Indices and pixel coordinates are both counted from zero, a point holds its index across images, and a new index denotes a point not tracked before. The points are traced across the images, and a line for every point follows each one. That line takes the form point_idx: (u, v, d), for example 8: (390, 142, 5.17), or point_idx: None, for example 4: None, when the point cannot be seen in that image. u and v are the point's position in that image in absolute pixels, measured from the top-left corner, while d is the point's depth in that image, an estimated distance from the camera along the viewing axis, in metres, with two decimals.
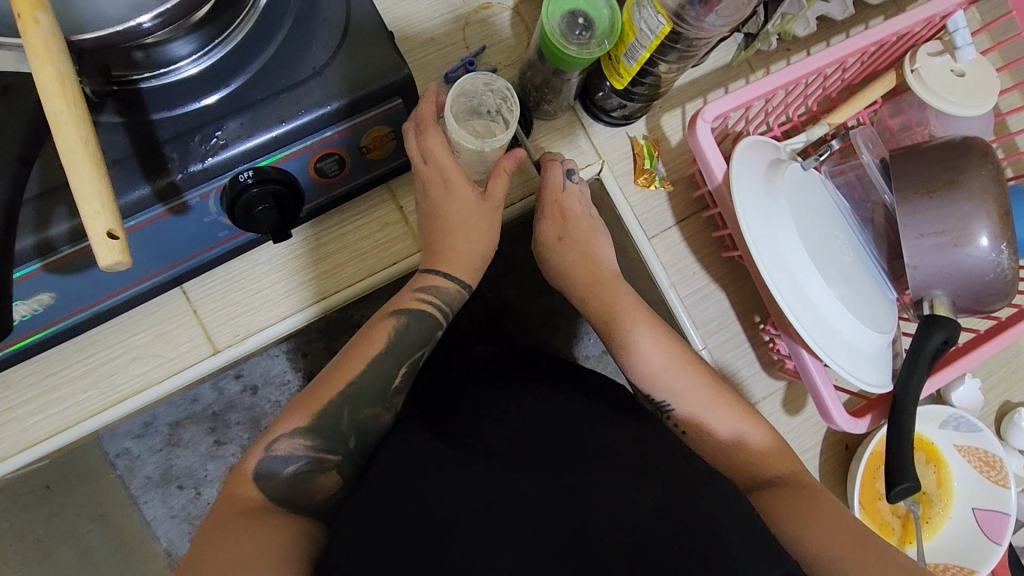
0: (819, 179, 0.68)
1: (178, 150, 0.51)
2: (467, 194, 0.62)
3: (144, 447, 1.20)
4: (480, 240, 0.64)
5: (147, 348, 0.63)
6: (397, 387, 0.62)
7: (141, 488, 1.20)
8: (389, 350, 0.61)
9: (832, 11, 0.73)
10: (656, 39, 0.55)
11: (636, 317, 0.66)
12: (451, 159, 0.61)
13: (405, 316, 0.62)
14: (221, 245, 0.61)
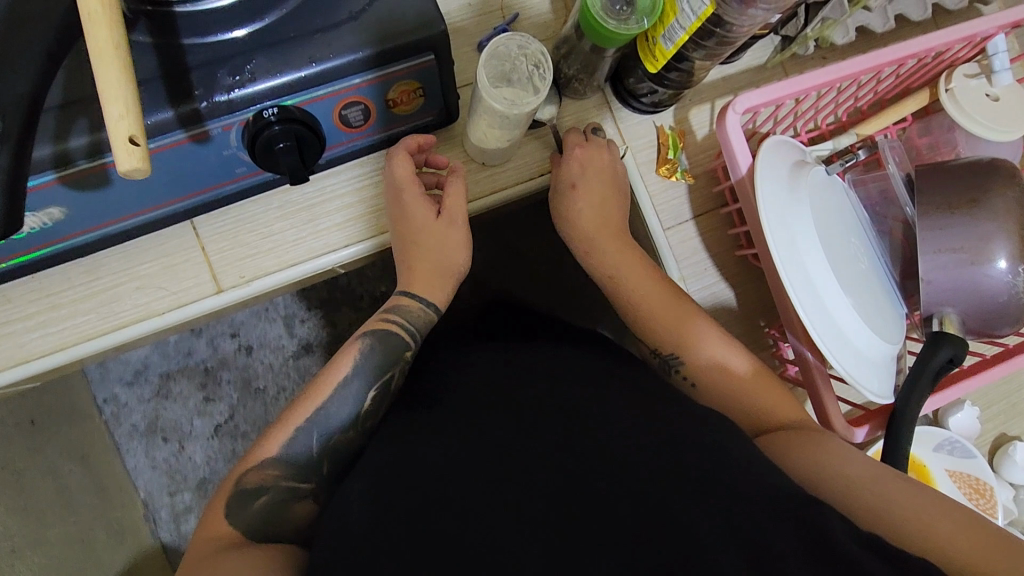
0: (841, 186, 0.67)
1: (205, 78, 0.51)
2: (423, 214, 0.65)
3: (134, 396, 1.20)
4: (450, 258, 0.68)
5: (151, 279, 0.63)
6: (367, 412, 0.64)
7: (125, 436, 1.19)
8: (359, 371, 0.63)
9: (873, 23, 0.73)
10: (697, 21, 0.55)
11: (648, 291, 0.67)
12: (408, 181, 0.64)
13: (370, 338, 0.65)
14: (237, 182, 0.60)
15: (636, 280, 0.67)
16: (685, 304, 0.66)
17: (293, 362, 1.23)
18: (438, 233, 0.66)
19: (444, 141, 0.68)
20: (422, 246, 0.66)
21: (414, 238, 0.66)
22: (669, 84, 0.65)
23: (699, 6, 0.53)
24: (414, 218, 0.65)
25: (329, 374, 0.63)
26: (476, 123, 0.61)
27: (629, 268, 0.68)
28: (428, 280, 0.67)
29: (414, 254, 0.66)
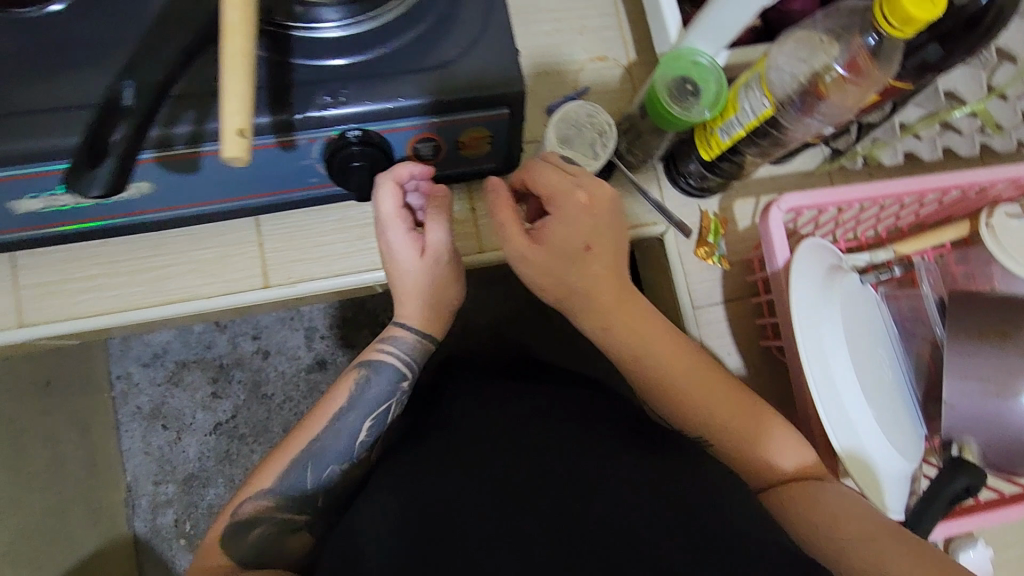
0: (875, 298, 0.68)
1: (303, 95, 0.56)
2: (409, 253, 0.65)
3: (146, 378, 1.23)
4: (534, 266, 0.60)
5: (207, 264, 0.67)
6: (360, 443, 0.65)
7: (128, 416, 1.21)
8: (356, 406, 0.65)
9: (922, 150, 0.75)
10: (755, 119, 0.59)
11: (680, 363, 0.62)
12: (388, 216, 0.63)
13: (365, 368, 0.67)
14: (308, 190, 0.65)
15: (667, 358, 0.62)
16: (706, 376, 0.62)
17: (304, 374, 1.25)
18: (520, 236, 0.60)
19: None
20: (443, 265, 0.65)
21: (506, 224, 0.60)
22: (720, 173, 0.69)
23: (760, 107, 0.57)
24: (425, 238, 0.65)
25: (325, 403, 0.66)
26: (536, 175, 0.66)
27: (649, 343, 0.62)
28: (427, 322, 0.68)
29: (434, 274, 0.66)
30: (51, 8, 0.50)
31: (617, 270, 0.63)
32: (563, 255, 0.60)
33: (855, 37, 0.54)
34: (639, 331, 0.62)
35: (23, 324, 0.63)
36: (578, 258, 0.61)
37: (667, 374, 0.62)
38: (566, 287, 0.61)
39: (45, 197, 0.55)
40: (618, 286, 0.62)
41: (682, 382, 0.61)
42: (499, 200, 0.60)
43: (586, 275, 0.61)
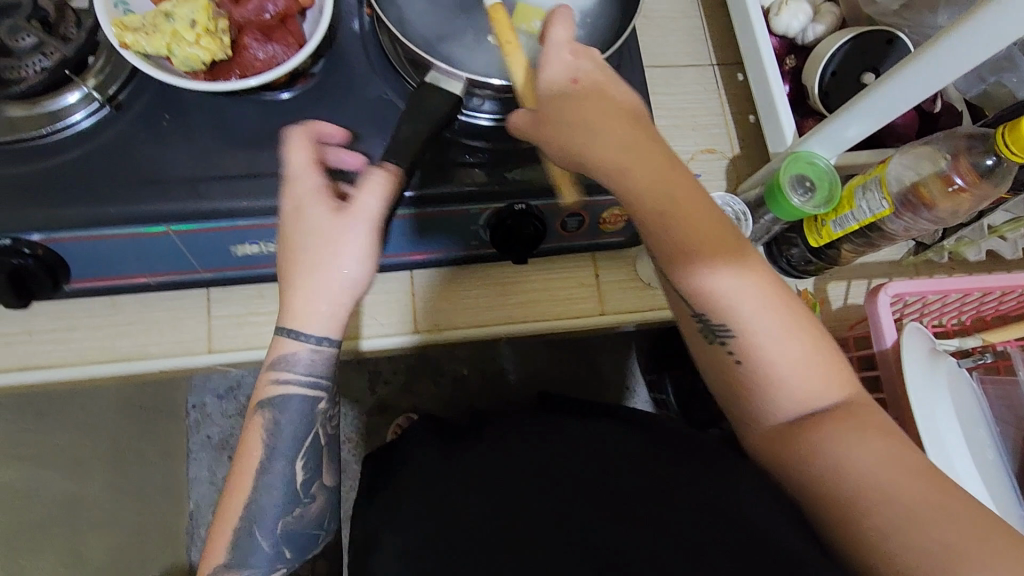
0: (973, 383, 0.74)
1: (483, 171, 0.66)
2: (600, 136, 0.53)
3: (218, 409, 1.42)
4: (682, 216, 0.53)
5: (368, 308, 0.76)
6: (299, 486, 0.60)
7: (198, 445, 1.40)
8: (278, 453, 0.59)
9: (1003, 249, 0.83)
10: (870, 217, 0.67)
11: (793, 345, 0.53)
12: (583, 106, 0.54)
13: (270, 411, 0.59)
14: (465, 251, 0.74)
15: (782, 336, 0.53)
16: (814, 365, 0.53)
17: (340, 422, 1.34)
18: (677, 179, 0.53)
19: (621, 259, 0.81)
20: (615, 131, 0.54)
21: (636, 175, 0.53)
22: (822, 258, 0.76)
23: (877, 207, 0.65)
24: (571, 99, 0.54)
25: (247, 444, 0.58)
26: None
27: (767, 330, 0.53)
28: (335, 322, 0.58)
29: (566, 142, 0.54)
30: (281, 95, 0.64)
31: (751, 259, 0.54)
32: (714, 233, 0.53)
33: (973, 157, 0.62)
34: (771, 307, 0.53)
35: (212, 350, 0.71)
36: (722, 237, 0.53)
37: (770, 364, 0.53)
38: (695, 256, 0.53)
39: (263, 243, 0.65)
40: (743, 277, 0.53)
41: (782, 373, 0.53)
42: (648, 138, 0.55)
43: (721, 249, 0.53)
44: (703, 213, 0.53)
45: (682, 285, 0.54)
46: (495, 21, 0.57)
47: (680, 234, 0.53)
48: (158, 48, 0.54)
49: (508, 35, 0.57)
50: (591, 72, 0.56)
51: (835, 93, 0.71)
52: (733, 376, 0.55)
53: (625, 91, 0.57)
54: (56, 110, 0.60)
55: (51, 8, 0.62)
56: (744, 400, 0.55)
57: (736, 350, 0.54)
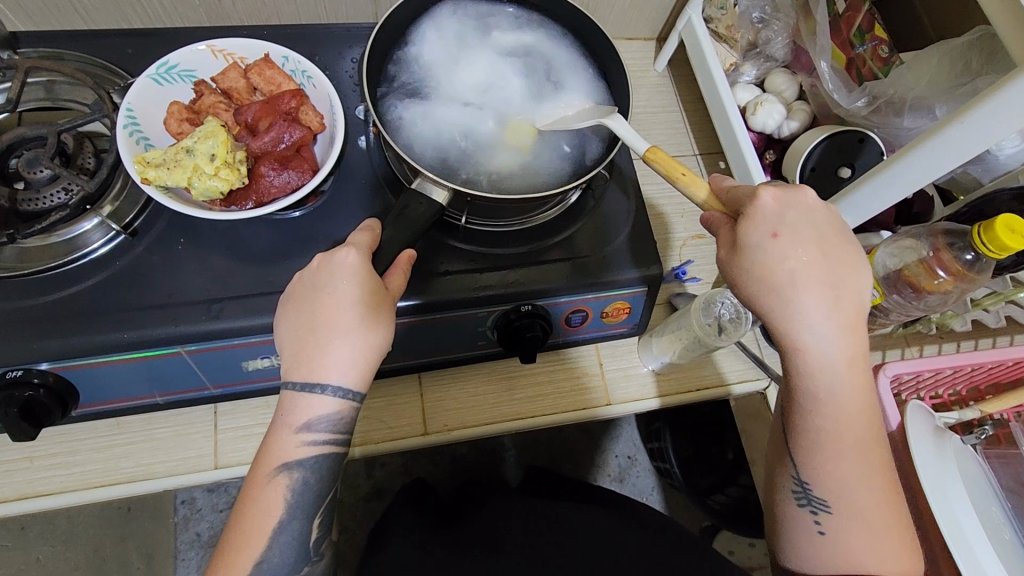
0: (980, 460, 0.75)
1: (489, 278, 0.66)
2: (779, 262, 0.49)
3: (208, 503, 1.23)
4: (837, 413, 0.51)
5: (375, 411, 0.75)
6: (314, 541, 0.53)
7: (186, 544, 1.20)
8: (296, 512, 0.51)
9: (988, 319, 0.86)
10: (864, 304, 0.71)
11: (878, 501, 0.54)
12: (796, 246, 0.49)
13: (297, 471, 0.51)
14: (472, 351, 0.74)
15: (874, 491, 0.54)
16: (893, 561, 0.54)
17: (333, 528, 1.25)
18: (860, 378, 0.51)
19: (623, 347, 0.81)
20: (822, 306, 0.49)
21: (825, 360, 0.50)
22: None
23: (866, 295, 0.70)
24: (770, 253, 0.49)
25: (259, 509, 0.50)
26: (671, 337, 0.75)
27: (863, 524, 0.54)
28: (360, 375, 0.52)
29: (745, 292, 0.51)
30: (290, 214, 0.65)
31: (877, 463, 0.53)
32: (855, 438, 0.52)
33: (953, 251, 0.64)
34: (876, 500, 0.54)
35: (219, 466, 0.69)
36: (858, 442, 0.52)
37: (849, 546, 0.54)
38: (827, 442, 0.52)
39: (274, 356, 0.64)
40: (858, 470, 0.53)
41: (859, 555, 0.54)
42: (858, 331, 0.51)
43: (852, 449, 0.52)
44: (857, 413, 0.52)
45: (800, 451, 0.54)
46: (656, 160, 0.56)
47: (826, 423, 0.52)
48: (179, 180, 0.58)
49: (678, 170, 0.56)
50: (803, 233, 0.50)
51: (816, 186, 0.77)
52: (808, 538, 0.56)
53: (851, 265, 0.51)
54: (72, 239, 0.61)
55: (70, 141, 0.64)
56: (797, 551, 0.57)
57: (823, 522, 0.55)
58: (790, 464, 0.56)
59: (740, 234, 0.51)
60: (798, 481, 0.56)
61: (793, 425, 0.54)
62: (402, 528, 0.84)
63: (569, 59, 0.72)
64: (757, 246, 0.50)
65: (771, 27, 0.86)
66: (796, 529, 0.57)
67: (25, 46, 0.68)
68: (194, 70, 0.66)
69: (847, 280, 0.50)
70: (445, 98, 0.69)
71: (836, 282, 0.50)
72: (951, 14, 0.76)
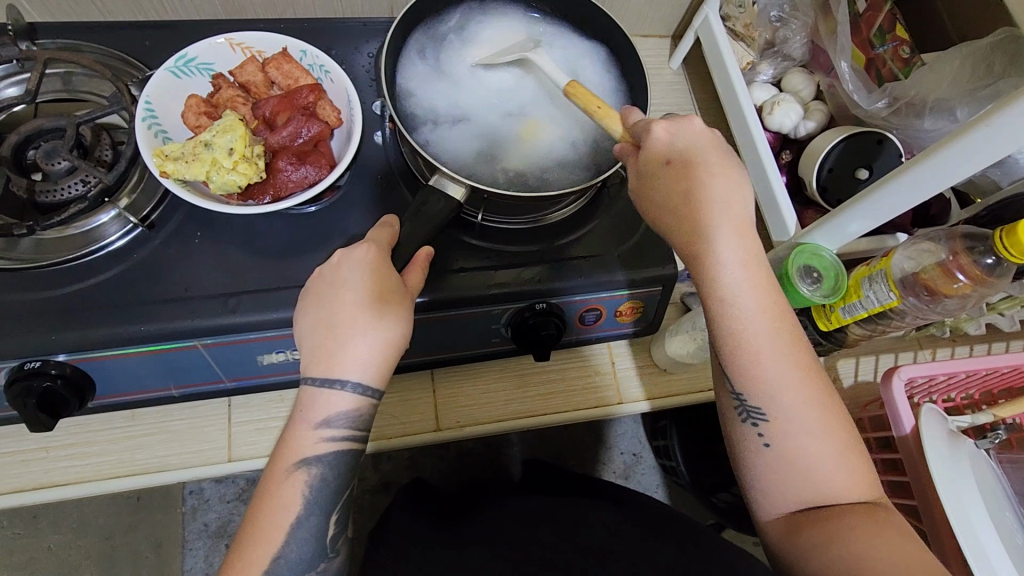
0: (993, 464, 0.75)
1: (505, 276, 0.66)
2: (672, 182, 0.54)
3: (216, 494, 1.25)
4: (747, 316, 0.53)
5: (387, 407, 0.75)
6: (331, 537, 0.53)
7: (194, 533, 1.22)
8: (313, 507, 0.51)
9: (1002, 323, 0.85)
10: (879, 306, 0.68)
11: (813, 400, 0.53)
12: (688, 163, 0.54)
13: (315, 467, 0.51)
14: (485, 348, 0.74)
15: (805, 391, 0.53)
16: (842, 468, 0.52)
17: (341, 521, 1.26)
18: (761, 282, 0.53)
19: (635, 346, 0.81)
20: (712, 215, 0.53)
21: (722, 267, 0.53)
22: (830, 340, 0.77)
23: (885, 297, 0.67)
24: (666, 179, 0.54)
25: (277, 504, 0.51)
26: (685, 336, 0.73)
27: (803, 429, 0.53)
28: (378, 372, 0.52)
29: (653, 214, 0.56)
30: (306, 209, 0.65)
31: (803, 365, 0.54)
32: (775, 341, 0.53)
33: (974, 255, 0.64)
34: (814, 405, 0.53)
35: (233, 459, 0.69)
36: (778, 342, 0.53)
37: (797, 456, 0.53)
38: (748, 347, 0.53)
39: (289, 351, 0.65)
40: (788, 374, 0.53)
41: (807, 461, 0.53)
42: (751, 237, 0.54)
43: (775, 351, 0.53)
44: (770, 318, 0.53)
45: (728, 368, 0.54)
46: (576, 93, 0.60)
47: (742, 329, 0.53)
48: (197, 174, 0.58)
49: (594, 103, 0.60)
50: (690, 155, 0.54)
51: (833, 187, 0.76)
52: (758, 458, 0.54)
53: (738, 176, 0.54)
54: (90, 231, 0.61)
55: (88, 133, 0.64)
56: (753, 476, 0.55)
57: (766, 435, 0.54)
58: (726, 382, 0.55)
59: (641, 165, 0.56)
60: (736, 399, 0.55)
61: (714, 344, 0.55)
62: (411, 522, 0.84)
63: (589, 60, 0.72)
64: (651, 169, 0.55)
65: (790, 26, 0.85)
66: (744, 448, 0.55)
67: (43, 37, 0.68)
68: (211, 63, 0.66)
69: (741, 192, 0.54)
70: (464, 95, 0.69)
71: (726, 193, 0.53)
72: (972, 16, 0.75)
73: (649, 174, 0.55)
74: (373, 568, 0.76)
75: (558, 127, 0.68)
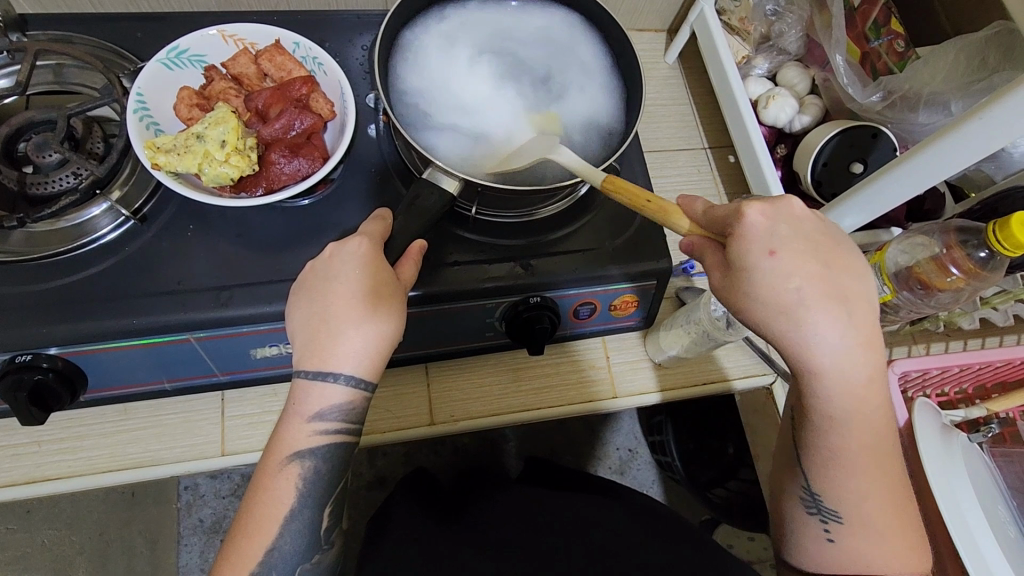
0: (986, 458, 0.75)
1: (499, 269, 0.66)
2: (780, 282, 0.48)
3: (212, 490, 1.25)
4: (850, 432, 0.51)
5: (382, 402, 0.75)
6: (324, 531, 0.53)
7: (189, 529, 1.22)
8: (307, 500, 0.51)
9: (996, 317, 0.86)
10: (874, 298, 0.71)
11: (886, 505, 0.55)
12: (796, 264, 0.48)
13: (309, 460, 0.51)
14: (479, 342, 0.74)
15: (882, 500, 0.54)
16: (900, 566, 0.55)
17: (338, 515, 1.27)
18: (873, 397, 0.51)
19: (629, 340, 0.81)
20: (837, 325, 0.48)
21: (830, 375, 0.49)
22: None
23: (878, 291, 0.70)
24: (772, 277, 0.48)
25: (270, 497, 0.51)
26: (678, 331, 0.74)
27: (871, 530, 0.55)
28: (372, 365, 0.52)
29: (744, 310, 0.50)
30: (300, 202, 0.65)
31: (889, 474, 0.54)
32: (867, 451, 0.52)
33: (967, 249, 0.64)
34: (886, 509, 0.55)
35: (227, 453, 0.69)
36: (874, 456, 0.53)
37: (858, 553, 0.55)
38: (841, 458, 0.53)
39: (282, 344, 0.64)
40: (871, 484, 0.54)
41: (867, 560, 0.55)
42: (871, 346, 0.50)
43: (865, 461, 0.53)
44: (870, 432, 0.52)
45: (811, 466, 0.55)
46: (619, 192, 0.53)
47: (838, 440, 0.52)
48: (189, 166, 0.58)
49: (644, 196, 0.52)
50: (799, 247, 0.48)
51: (827, 182, 0.76)
52: (816, 544, 0.57)
53: (860, 280, 0.50)
54: (81, 223, 0.61)
55: (79, 125, 0.64)
56: (805, 554, 0.58)
57: (832, 530, 0.56)
58: (802, 474, 0.56)
59: (734, 257, 0.49)
60: (808, 491, 0.56)
61: (805, 440, 0.54)
62: (404, 516, 0.84)
63: (566, 32, 0.73)
64: (751, 265, 0.48)
65: (785, 19, 0.85)
66: (803, 533, 0.58)
67: (34, 29, 0.67)
68: (204, 55, 0.66)
69: (857, 296, 0.50)
70: (467, 101, 0.68)
71: (847, 299, 0.49)
72: (967, 10, 0.75)
73: (746, 268, 0.48)
74: (367, 562, 0.76)
75: (563, 113, 0.68)
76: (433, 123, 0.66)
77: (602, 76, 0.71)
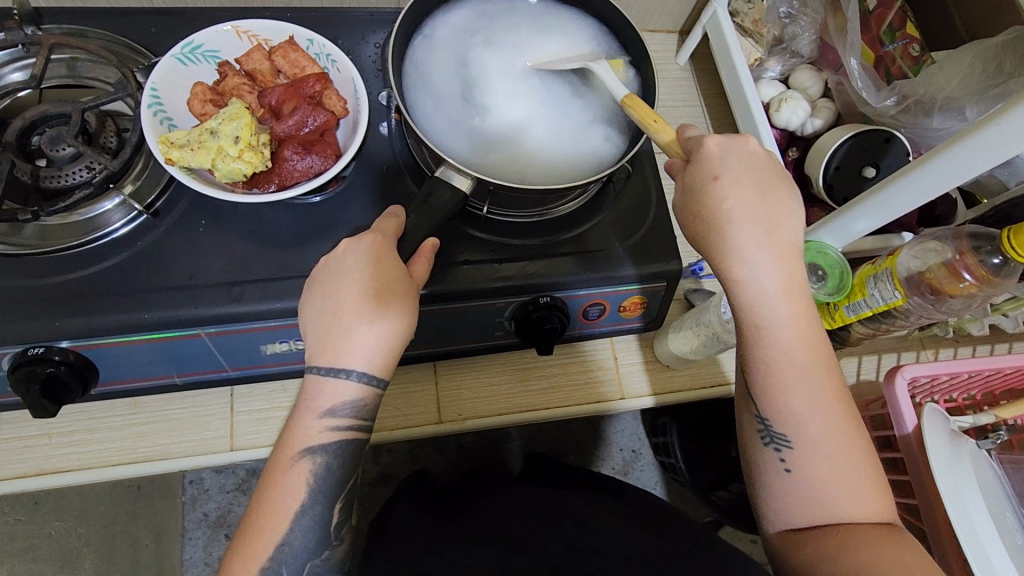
0: (994, 464, 0.75)
1: (511, 269, 0.66)
2: (716, 199, 0.52)
3: None
4: (783, 345, 0.53)
5: (389, 400, 0.75)
6: (334, 526, 0.53)
7: None
8: (318, 496, 0.51)
9: (1005, 323, 0.85)
10: (883, 305, 0.68)
11: (840, 430, 0.54)
12: (732, 182, 0.52)
13: (320, 456, 0.51)
14: (488, 341, 0.74)
15: (833, 422, 0.54)
16: (860, 492, 0.53)
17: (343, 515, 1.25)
18: (804, 314, 0.53)
19: (638, 341, 0.81)
20: (762, 239, 0.52)
21: (759, 286, 0.52)
22: (834, 337, 0.77)
23: (889, 296, 0.67)
24: (710, 196, 0.53)
25: (280, 492, 0.51)
26: (687, 332, 0.74)
27: (827, 457, 0.53)
28: (384, 362, 0.52)
29: (695, 232, 0.54)
30: (311, 199, 0.65)
31: (835, 397, 0.54)
32: (807, 369, 0.53)
33: (980, 255, 0.64)
34: (839, 434, 0.54)
35: (235, 448, 0.69)
36: (813, 375, 0.53)
37: (818, 483, 0.53)
38: (782, 376, 0.53)
39: (292, 341, 0.64)
40: (819, 405, 0.53)
41: (826, 490, 0.53)
42: (797, 262, 0.53)
43: (808, 380, 0.53)
44: (807, 350, 0.53)
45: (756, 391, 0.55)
46: (632, 106, 0.59)
47: (778, 357, 0.53)
48: (202, 162, 0.58)
49: (652, 116, 0.58)
50: (739, 172, 0.53)
51: (839, 185, 0.76)
52: (776, 479, 0.55)
53: (793, 204, 0.54)
54: (94, 217, 0.61)
55: (93, 119, 0.64)
56: (768, 494, 0.56)
57: (788, 459, 0.55)
58: (753, 403, 0.56)
59: (686, 179, 0.54)
60: (760, 421, 0.56)
61: (746, 366, 0.55)
62: (412, 512, 0.84)
63: (489, 3, 0.73)
64: (695, 184, 0.53)
65: (799, 22, 0.85)
66: (763, 470, 0.56)
67: (49, 23, 0.67)
68: (217, 51, 0.66)
69: (792, 220, 0.54)
70: (540, 112, 0.68)
71: (777, 219, 0.53)
72: (983, 15, 0.75)
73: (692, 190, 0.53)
74: (374, 560, 0.77)
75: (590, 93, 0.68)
76: (526, 148, 0.66)
77: (609, 65, 0.71)
